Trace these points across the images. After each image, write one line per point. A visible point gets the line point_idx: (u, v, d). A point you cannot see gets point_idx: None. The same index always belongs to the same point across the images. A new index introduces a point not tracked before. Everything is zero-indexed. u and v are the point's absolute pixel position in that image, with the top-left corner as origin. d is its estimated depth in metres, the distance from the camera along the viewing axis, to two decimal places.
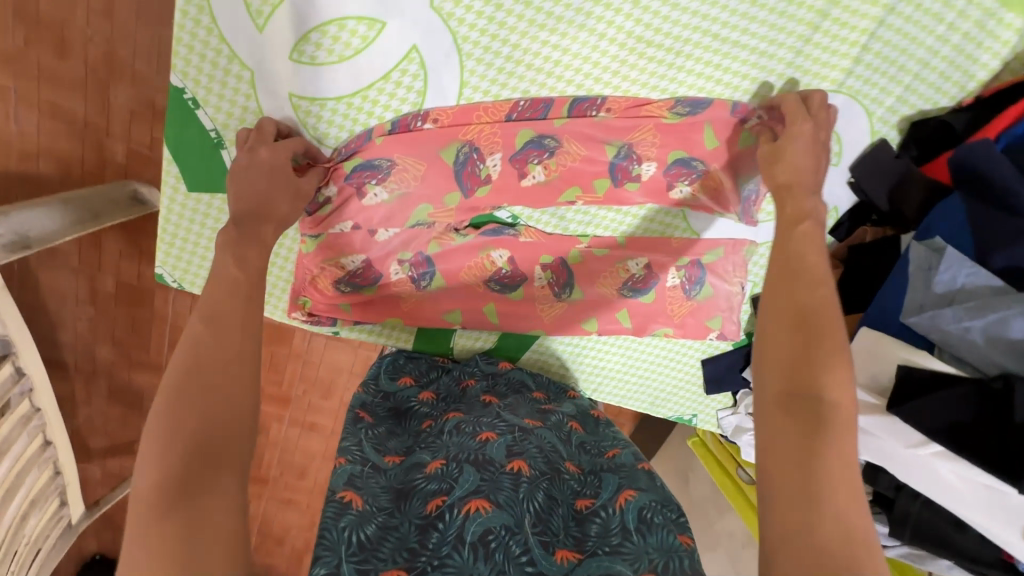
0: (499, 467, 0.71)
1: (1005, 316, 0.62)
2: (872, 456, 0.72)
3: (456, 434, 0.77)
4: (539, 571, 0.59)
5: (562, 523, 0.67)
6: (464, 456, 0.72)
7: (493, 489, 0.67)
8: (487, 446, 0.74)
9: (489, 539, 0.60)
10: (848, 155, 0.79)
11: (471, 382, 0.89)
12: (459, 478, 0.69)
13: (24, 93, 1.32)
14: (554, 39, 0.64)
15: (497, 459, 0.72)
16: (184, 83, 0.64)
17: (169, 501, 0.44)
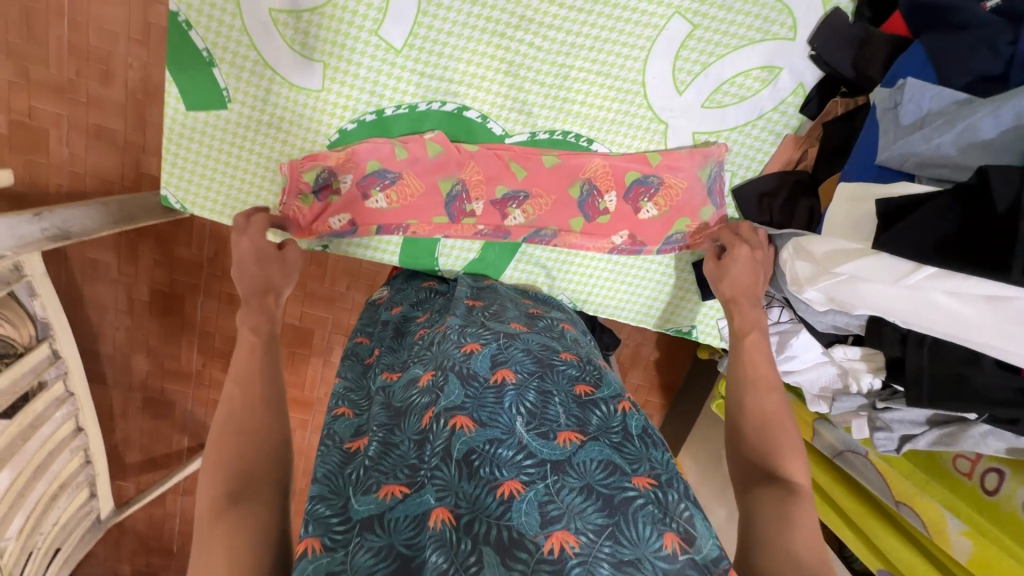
0: (483, 382, 0.63)
1: (973, 121, 0.60)
2: (868, 307, 0.69)
3: (442, 342, 0.69)
4: (540, 459, 0.53)
5: (561, 408, 0.60)
6: (449, 367, 0.64)
7: (477, 405, 0.59)
8: (471, 359, 0.66)
9: (474, 457, 0.52)
10: (805, 27, 0.79)
11: (460, 288, 0.87)
12: (445, 391, 0.60)
13: (74, 119, 1.54)
14: None
15: (481, 371, 0.64)
16: (179, 8, 0.73)
17: (224, 506, 0.52)
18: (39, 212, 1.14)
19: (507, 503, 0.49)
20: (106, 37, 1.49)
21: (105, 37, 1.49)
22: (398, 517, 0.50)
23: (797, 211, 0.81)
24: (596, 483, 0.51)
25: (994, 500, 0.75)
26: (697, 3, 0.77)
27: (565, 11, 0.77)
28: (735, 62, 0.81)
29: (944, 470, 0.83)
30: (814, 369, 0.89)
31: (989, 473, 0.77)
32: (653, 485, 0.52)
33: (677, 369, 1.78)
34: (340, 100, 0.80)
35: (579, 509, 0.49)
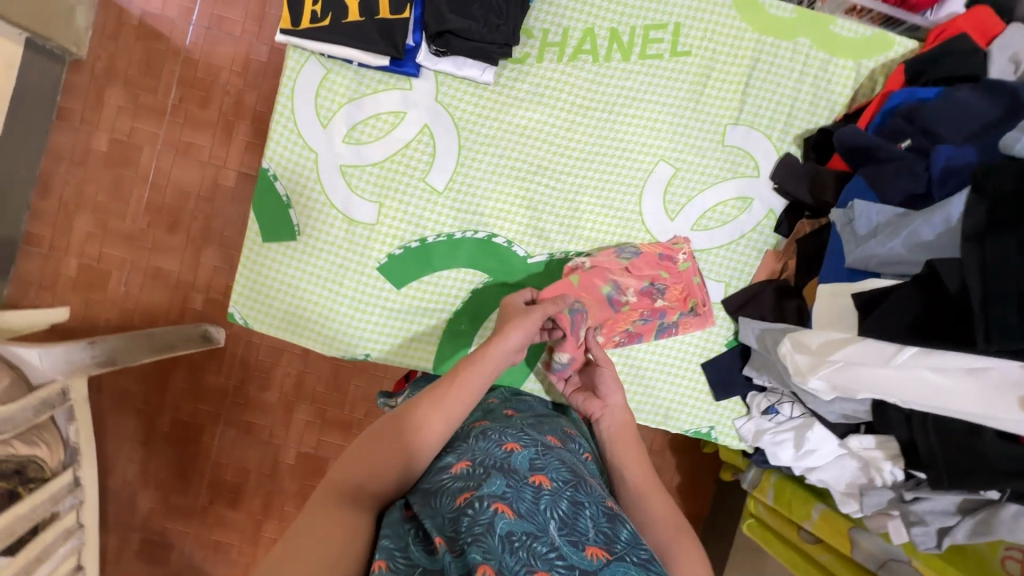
0: (522, 478, 0.65)
1: (913, 227, 0.73)
2: (869, 391, 0.76)
3: (483, 438, 0.72)
4: (569, 564, 0.57)
5: (593, 521, 0.63)
6: (491, 460, 0.68)
7: (517, 496, 0.62)
8: (513, 456, 0.69)
9: (513, 542, 0.57)
10: (766, 167, 0.99)
11: (493, 401, 0.91)
12: (486, 479, 0.64)
13: (137, 261, 1.77)
14: (521, 120, 0.96)
15: (522, 469, 0.67)
16: (270, 164, 0.94)
17: None
18: (95, 342, 1.27)
19: None
20: (180, 195, 1.78)
21: (178, 195, 1.78)
22: None
23: (787, 309, 0.92)
24: None
25: None
26: (677, 153, 0.98)
27: (573, 163, 0.97)
28: (715, 194, 0.99)
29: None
30: (835, 464, 0.89)
31: None
32: None
33: (705, 496, 1.70)
34: (391, 231, 0.95)
35: None
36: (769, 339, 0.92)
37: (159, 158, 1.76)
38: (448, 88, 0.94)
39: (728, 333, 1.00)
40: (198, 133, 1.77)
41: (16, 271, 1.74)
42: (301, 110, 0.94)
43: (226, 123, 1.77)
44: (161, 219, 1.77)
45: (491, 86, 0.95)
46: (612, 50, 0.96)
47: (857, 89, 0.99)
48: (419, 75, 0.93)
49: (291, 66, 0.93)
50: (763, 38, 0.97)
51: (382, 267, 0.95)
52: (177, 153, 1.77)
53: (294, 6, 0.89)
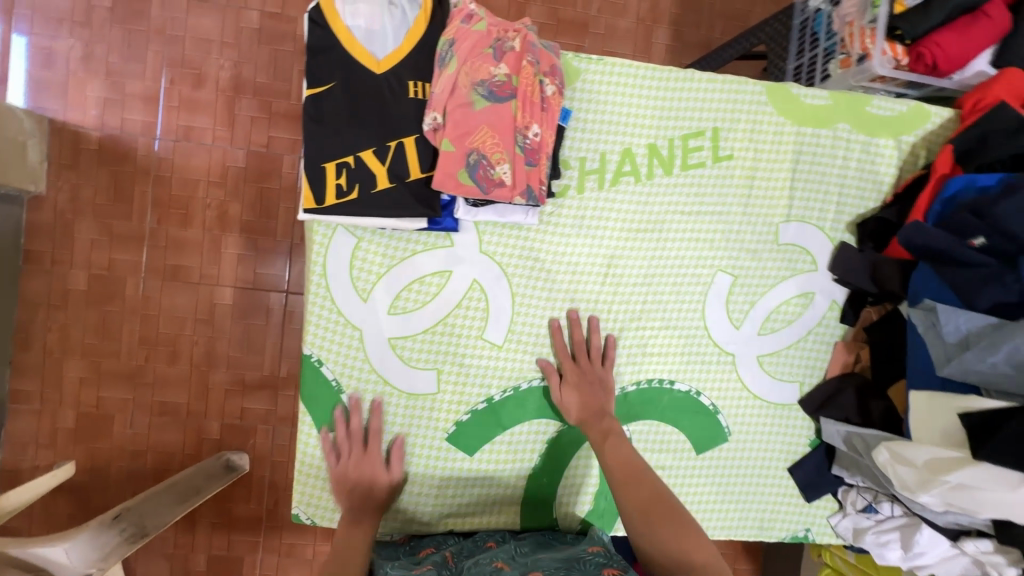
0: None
1: (1016, 344, 0.73)
2: (991, 512, 0.74)
3: (476, 564, 0.76)
4: None
5: None
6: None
7: None
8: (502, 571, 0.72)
9: None
10: (822, 260, 0.97)
11: (491, 542, 0.85)
12: None
13: (140, 400, 1.51)
14: (570, 256, 0.90)
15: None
16: (312, 349, 0.86)
17: None
18: (117, 514, 0.97)
19: None
20: (175, 322, 1.53)
21: (173, 321, 1.53)
22: None
23: (874, 409, 0.91)
24: None
25: None
26: (734, 262, 0.94)
27: (631, 289, 0.92)
28: (778, 292, 0.96)
29: None
30: (945, 561, 0.87)
31: None
32: None
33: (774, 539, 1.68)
34: (455, 397, 0.88)
35: None
36: (862, 444, 0.89)
37: (146, 286, 1.51)
38: (492, 236, 0.88)
39: (809, 432, 0.97)
40: (183, 252, 1.52)
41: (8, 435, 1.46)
42: (337, 287, 0.86)
43: (212, 238, 1.53)
44: (160, 351, 1.52)
45: (535, 227, 0.89)
46: (654, 166, 0.92)
47: (900, 166, 0.97)
48: (459, 229, 0.87)
49: (318, 241, 0.85)
50: (804, 130, 0.94)
51: (451, 436, 0.88)
52: (165, 278, 1.52)
53: (317, 182, 0.81)
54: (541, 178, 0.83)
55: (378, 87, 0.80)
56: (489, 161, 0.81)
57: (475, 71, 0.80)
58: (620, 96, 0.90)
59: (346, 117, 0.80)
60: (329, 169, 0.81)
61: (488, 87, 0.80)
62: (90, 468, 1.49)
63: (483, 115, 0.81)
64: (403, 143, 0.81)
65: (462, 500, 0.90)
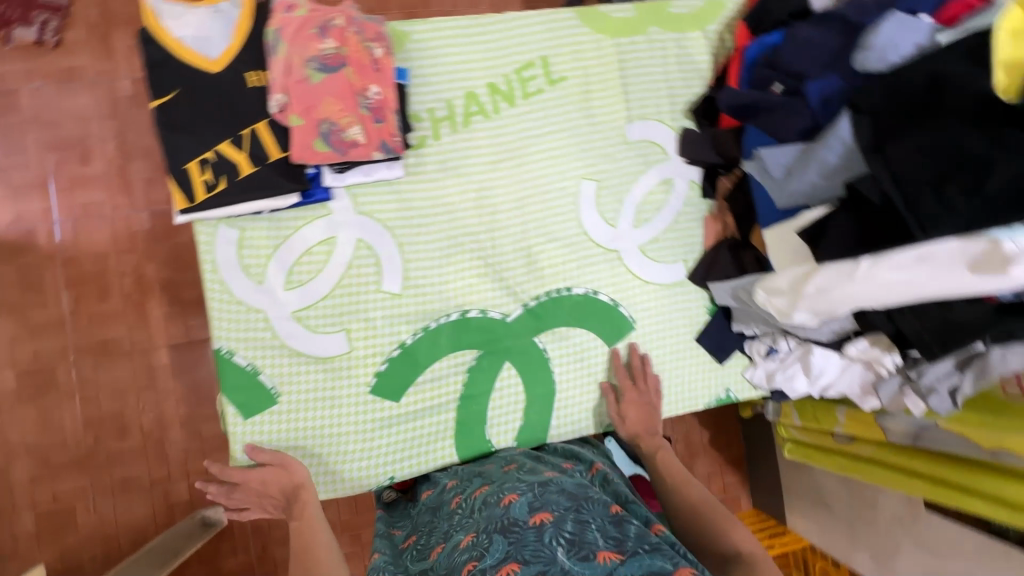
0: (524, 523, 0.72)
1: (819, 156, 0.81)
2: (847, 306, 0.83)
3: (485, 507, 0.80)
4: None
5: (599, 533, 0.69)
6: (491, 526, 0.75)
7: (520, 546, 0.68)
8: (511, 508, 0.77)
9: None
10: (671, 147, 1.07)
11: (491, 466, 0.93)
12: (490, 548, 0.71)
13: (97, 482, 1.45)
14: (445, 198, 0.98)
15: (522, 516, 0.74)
16: (221, 342, 0.90)
17: None
18: None
19: None
20: (116, 395, 1.47)
21: (114, 394, 1.47)
22: None
23: (747, 260, 0.99)
24: None
25: None
26: (594, 168, 1.03)
27: (508, 215, 1.00)
28: (640, 185, 1.05)
29: (1003, 402, 0.91)
30: (844, 374, 0.98)
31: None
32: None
33: None
34: (369, 350, 0.94)
35: None
36: (743, 293, 0.99)
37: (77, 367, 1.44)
38: (365, 196, 0.94)
39: (705, 302, 1.06)
40: (110, 324, 1.47)
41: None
42: (231, 277, 0.90)
43: (133, 304, 1.48)
44: (108, 429, 1.46)
45: (404, 179, 0.96)
46: (498, 101, 1.00)
47: (714, 52, 1.08)
48: (332, 196, 0.93)
49: (202, 241, 0.90)
50: (621, 41, 1.05)
51: (375, 388, 0.94)
52: (96, 355, 1.46)
53: (183, 183, 0.86)
54: (392, 131, 0.91)
55: (219, 85, 0.87)
56: (340, 125, 0.88)
57: (306, 50, 0.87)
58: (451, 45, 0.98)
59: (195, 118, 0.86)
60: (192, 169, 0.86)
61: (320, 61, 0.88)
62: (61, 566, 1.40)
63: (322, 87, 0.88)
64: (257, 130, 0.87)
65: (400, 445, 0.95)
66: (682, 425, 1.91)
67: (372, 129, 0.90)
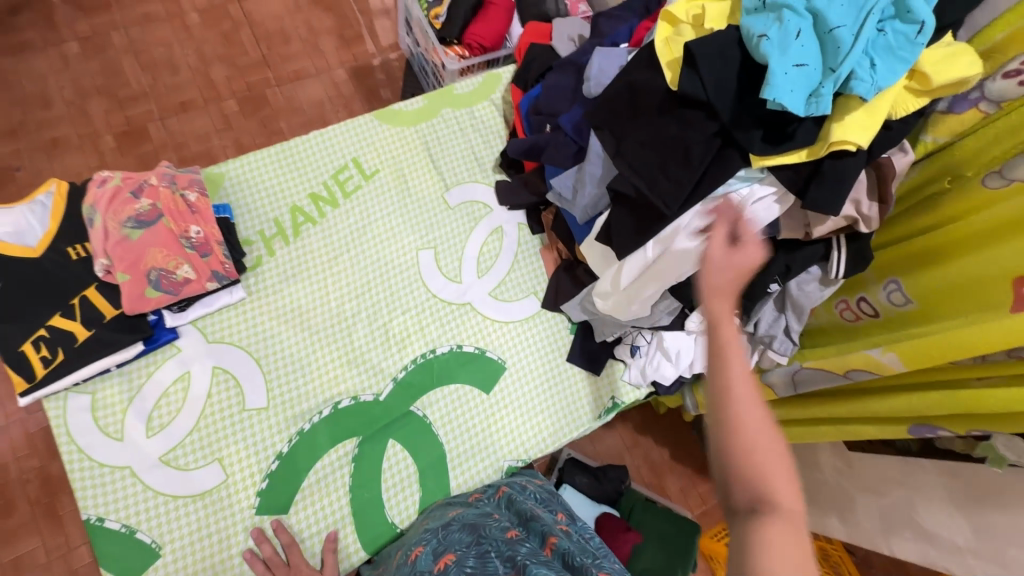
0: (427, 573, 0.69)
1: (586, 172, 0.93)
2: (657, 288, 0.91)
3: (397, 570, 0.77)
4: None
5: (498, 557, 0.67)
6: None
7: None
8: (416, 561, 0.74)
9: None
10: (491, 200, 1.18)
11: (413, 527, 0.94)
12: None
13: None
14: (292, 306, 1.03)
15: (426, 566, 0.71)
16: (88, 511, 0.88)
17: None
18: None
19: None
20: None
21: None
22: None
23: (581, 276, 1.08)
24: None
25: (886, 315, 0.87)
26: (425, 237, 1.13)
27: (357, 302, 1.06)
28: (474, 240, 1.15)
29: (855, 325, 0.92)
30: (701, 348, 1.04)
31: (864, 303, 0.91)
32: None
33: None
34: (246, 472, 0.93)
35: None
36: (589, 305, 1.06)
37: None
38: (213, 325, 0.99)
39: (566, 323, 1.13)
40: (20, 541, 1.29)
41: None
42: (89, 442, 0.90)
43: (44, 511, 1.32)
44: None
45: (246, 299, 1.02)
46: (322, 207, 1.10)
47: (504, 113, 1.24)
48: (178, 335, 0.97)
49: (53, 414, 0.91)
50: (420, 127, 1.19)
51: (260, 507, 0.93)
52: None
53: (20, 366, 0.88)
54: (222, 258, 0.97)
55: (43, 268, 0.92)
56: (169, 268, 0.94)
57: (122, 211, 0.94)
58: (265, 174, 1.10)
59: (21, 302, 0.90)
60: (27, 350, 0.89)
61: (137, 218, 0.94)
62: None
63: (144, 241, 0.94)
64: (88, 296, 0.92)
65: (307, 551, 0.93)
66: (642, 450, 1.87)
67: (203, 262, 0.96)
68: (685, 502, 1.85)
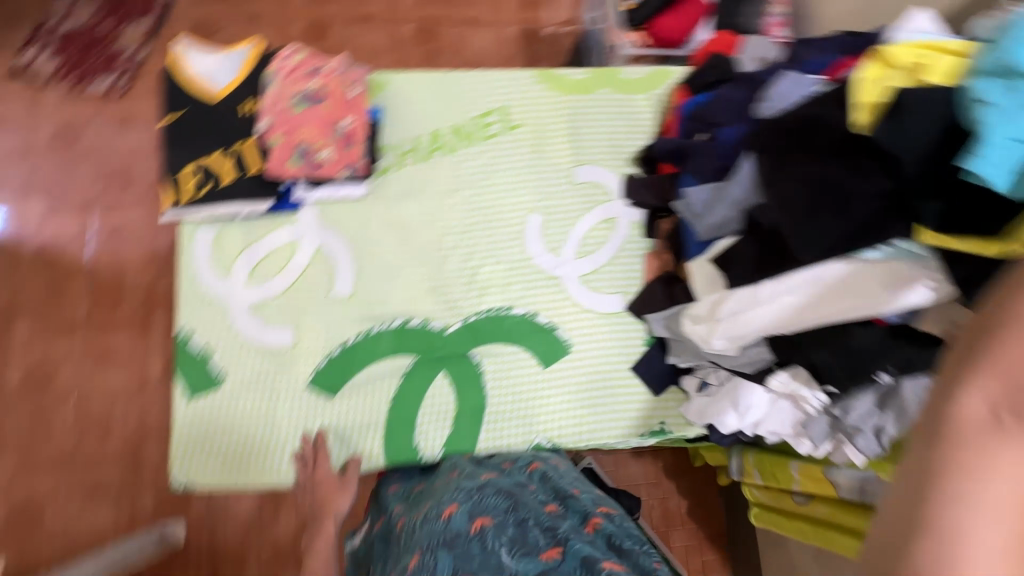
0: (466, 535, 0.69)
1: (727, 191, 0.89)
2: (756, 331, 0.86)
3: (425, 520, 0.75)
4: None
5: (539, 531, 0.71)
6: (434, 542, 0.69)
7: (469, 558, 0.66)
8: (451, 520, 0.72)
9: None
10: (615, 190, 1.16)
11: (444, 471, 0.94)
12: (437, 565, 0.66)
13: (71, 483, 1.44)
14: (400, 219, 1.09)
15: (462, 527, 0.71)
16: (183, 326, 1.00)
17: None
18: None
19: None
20: (106, 399, 1.49)
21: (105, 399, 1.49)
22: None
23: (677, 292, 1.03)
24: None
25: None
26: (540, 201, 1.14)
27: (457, 237, 1.10)
28: (584, 221, 1.14)
29: None
30: (774, 410, 0.97)
31: None
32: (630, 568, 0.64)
33: None
34: (311, 347, 1.01)
35: None
36: (674, 323, 1.03)
37: (77, 370, 1.49)
38: (330, 211, 1.07)
39: (643, 333, 1.10)
40: (116, 334, 1.52)
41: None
42: (202, 269, 1.02)
43: (142, 318, 1.53)
44: (91, 430, 1.47)
45: (365, 199, 1.08)
46: (458, 141, 1.14)
47: (659, 111, 1.21)
48: (301, 207, 1.06)
49: (184, 235, 1.03)
50: (573, 98, 1.19)
51: (312, 382, 1.00)
52: (96, 359, 1.50)
53: (176, 186, 1.02)
54: (358, 155, 1.05)
55: (218, 112, 1.04)
56: (314, 148, 1.02)
57: (296, 86, 1.04)
58: (420, 94, 1.15)
59: (192, 135, 1.03)
60: (185, 174, 1.02)
61: (305, 95, 1.03)
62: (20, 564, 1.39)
63: (303, 117, 1.03)
64: (243, 148, 1.03)
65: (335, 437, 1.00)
66: (661, 492, 1.80)
67: (342, 153, 1.04)
68: (683, 559, 1.76)
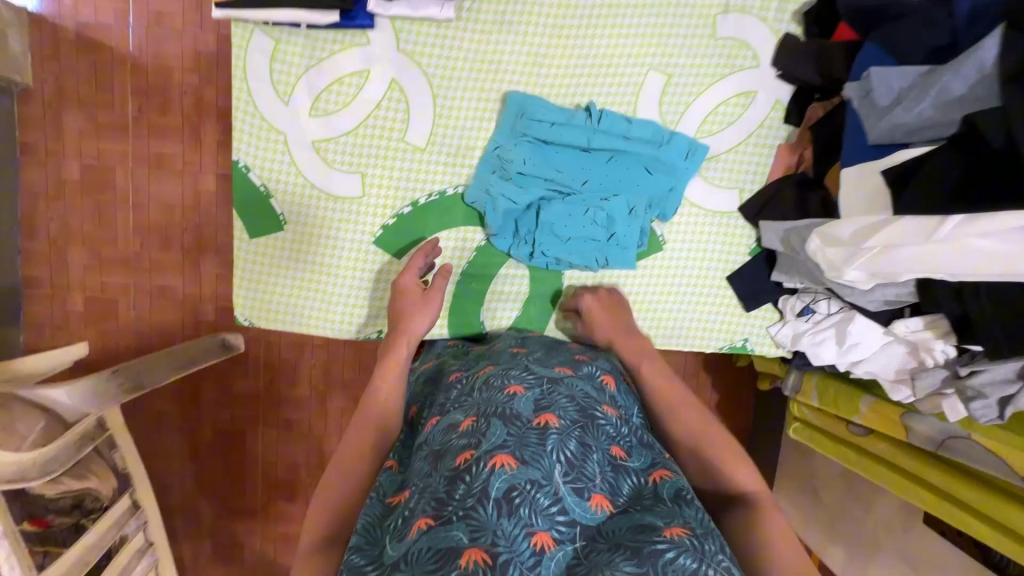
0: (526, 423, 0.63)
1: (942, 83, 0.65)
2: (912, 272, 0.71)
3: (484, 389, 0.71)
4: (572, 519, 0.55)
5: (597, 469, 0.61)
6: (492, 411, 0.65)
7: (519, 444, 0.60)
8: (515, 400, 0.67)
9: (513, 496, 0.54)
10: (766, 55, 0.90)
11: (501, 343, 0.90)
12: (487, 434, 0.62)
13: (139, 284, 1.49)
14: (492, 57, 0.88)
15: (525, 413, 0.65)
16: (239, 156, 0.89)
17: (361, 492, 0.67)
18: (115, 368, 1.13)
19: (540, 554, 0.51)
20: (164, 210, 1.46)
21: (163, 210, 1.47)
22: (422, 551, 0.51)
23: (811, 203, 0.87)
24: (630, 545, 0.53)
25: None
26: (667, 57, 0.89)
27: (555, 92, 0.90)
28: (716, 92, 0.91)
29: None
30: (883, 353, 0.86)
31: None
32: (686, 533, 0.53)
33: (762, 409, 1.66)
34: (380, 201, 0.91)
35: (612, 564, 0.51)
36: (795, 237, 0.86)
37: (134, 175, 1.44)
38: (408, 34, 0.86)
39: (750, 241, 0.96)
40: (166, 141, 1.43)
41: (25, 317, 1.48)
42: (259, 89, 0.87)
43: (192, 127, 1.43)
44: (153, 238, 1.47)
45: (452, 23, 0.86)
46: None
47: None
48: (374, 25, 0.85)
49: (237, 43, 0.86)
50: None
51: (379, 240, 0.92)
52: (150, 166, 1.44)
53: None
54: None
55: None
56: None
57: None
58: None
59: None
60: None
61: None
62: (102, 348, 1.50)
63: None
64: None
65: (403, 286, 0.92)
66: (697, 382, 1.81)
67: None
68: None
